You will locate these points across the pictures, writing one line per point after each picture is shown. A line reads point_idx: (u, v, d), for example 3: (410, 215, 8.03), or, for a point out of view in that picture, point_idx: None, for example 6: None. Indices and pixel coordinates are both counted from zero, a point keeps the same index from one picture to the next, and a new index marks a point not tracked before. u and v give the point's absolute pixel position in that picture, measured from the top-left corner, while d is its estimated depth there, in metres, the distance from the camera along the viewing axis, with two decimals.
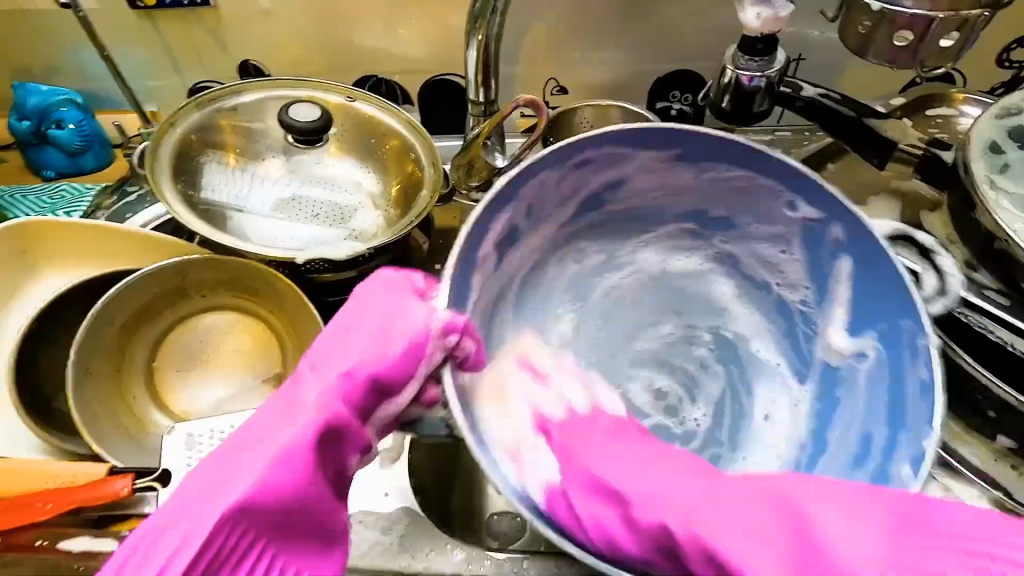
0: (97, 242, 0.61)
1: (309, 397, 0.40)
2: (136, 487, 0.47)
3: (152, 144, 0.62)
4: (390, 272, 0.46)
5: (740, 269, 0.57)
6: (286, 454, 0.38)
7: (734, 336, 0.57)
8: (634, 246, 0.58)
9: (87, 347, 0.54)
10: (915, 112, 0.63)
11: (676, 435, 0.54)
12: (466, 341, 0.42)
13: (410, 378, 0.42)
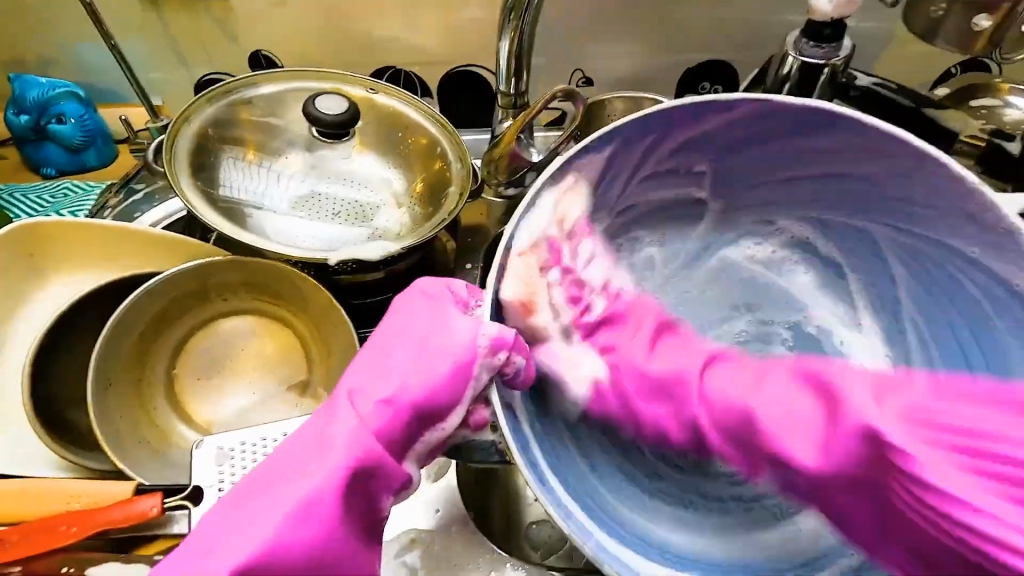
0: (111, 244, 0.57)
1: (336, 431, 0.36)
2: (165, 507, 0.44)
3: (168, 137, 0.59)
4: (426, 286, 0.41)
5: (816, 253, 0.53)
6: (310, 505, 0.34)
7: (817, 330, 0.53)
8: (699, 237, 0.55)
9: (105, 357, 0.51)
10: (962, 101, 0.61)
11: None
12: (515, 358, 0.38)
13: (455, 403, 0.38)
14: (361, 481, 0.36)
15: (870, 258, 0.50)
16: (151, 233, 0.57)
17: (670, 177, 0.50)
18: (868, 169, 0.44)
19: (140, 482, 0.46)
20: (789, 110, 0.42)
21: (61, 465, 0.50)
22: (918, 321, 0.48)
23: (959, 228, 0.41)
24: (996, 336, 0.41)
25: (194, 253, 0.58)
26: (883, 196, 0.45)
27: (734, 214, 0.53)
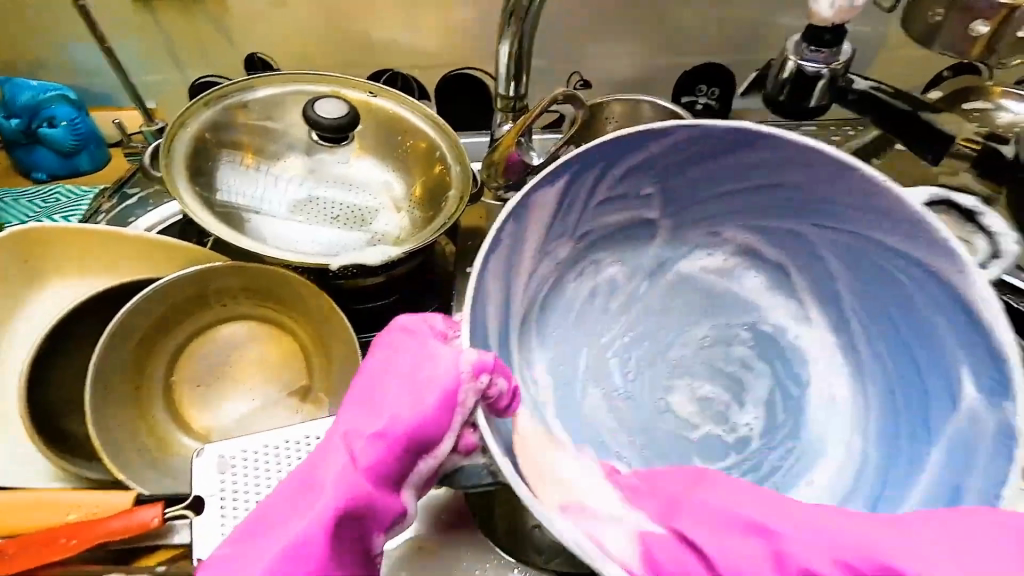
0: (108, 250, 0.56)
1: (322, 475, 0.34)
2: (166, 517, 0.43)
3: (165, 141, 0.59)
4: (407, 320, 0.39)
5: (762, 259, 0.53)
6: (290, 558, 0.31)
7: (772, 330, 0.52)
8: (655, 251, 0.53)
9: (102, 365, 0.50)
10: (953, 104, 0.59)
11: (729, 446, 0.47)
12: (498, 379, 0.35)
13: (443, 433, 0.34)
14: (348, 527, 0.32)
15: (807, 258, 0.50)
16: (148, 238, 0.56)
17: (619, 202, 0.50)
18: (794, 176, 0.46)
19: (140, 492, 0.45)
20: (718, 129, 0.45)
21: (58, 475, 0.49)
22: (861, 314, 0.48)
23: (883, 219, 0.44)
24: (925, 314, 0.43)
25: (192, 259, 0.57)
26: (811, 200, 0.47)
27: (684, 229, 0.53)
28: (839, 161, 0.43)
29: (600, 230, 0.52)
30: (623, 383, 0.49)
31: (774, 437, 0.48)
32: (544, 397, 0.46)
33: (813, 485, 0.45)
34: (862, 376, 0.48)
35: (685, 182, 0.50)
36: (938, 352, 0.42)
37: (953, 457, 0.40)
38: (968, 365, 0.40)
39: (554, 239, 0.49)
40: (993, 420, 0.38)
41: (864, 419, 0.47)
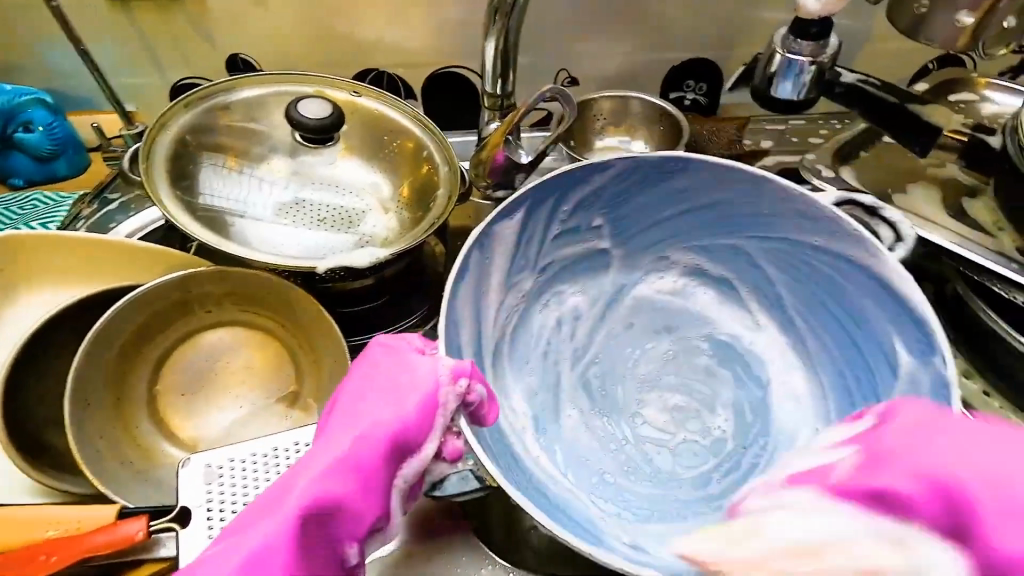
0: (88, 259, 0.55)
1: (297, 477, 0.34)
2: (152, 530, 0.42)
3: (143, 144, 0.57)
4: (387, 336, 0.40)
5: (708, 275, 0.56)
6: (260, 557, 0.31)
7: (728, 337, 0.55)
8: (613, 277, 0.57)
9: (82, 376, 0.49)
10: (940, 96, 0.63)
11: (706, 449, 0.49)
12: (476, 385, 0.37)
13: (426, 437, 0.36)
14: (321, 530, 0.32)
15: (748, 270, 0.55)
16: (130, 246, 0.55)
17: (574, 234, 0.54)
18: (723, 196, 0.51)
19: (124, 505, 0.44)
20: (648, 162, 0.50)
21: (38, 490, 0.48)
22: (801, 312, 0.53)
23: (804, 222, 0.49)
24: (855, 301, 0.48)
25: (175, 264, 0.55)
26: (737, 217, 0.52)
27: (636, 254, 0.56)
28: (758, 179, 0.50)
29: (557, 263, 0.55)
30: (593, 397, 0.51)
31: (747, 437, 0.49)
32: (523, 421, 0.48)
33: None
34: (814, 368, 0.52)
35: (629, 211, 0.54)
36: (871, 327, 0.48)
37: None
38: (896, 331, 0.46)
39: (516, 271, 0.52)
40: (928, 374, 0.42)
41: (825, 410, 0.50)
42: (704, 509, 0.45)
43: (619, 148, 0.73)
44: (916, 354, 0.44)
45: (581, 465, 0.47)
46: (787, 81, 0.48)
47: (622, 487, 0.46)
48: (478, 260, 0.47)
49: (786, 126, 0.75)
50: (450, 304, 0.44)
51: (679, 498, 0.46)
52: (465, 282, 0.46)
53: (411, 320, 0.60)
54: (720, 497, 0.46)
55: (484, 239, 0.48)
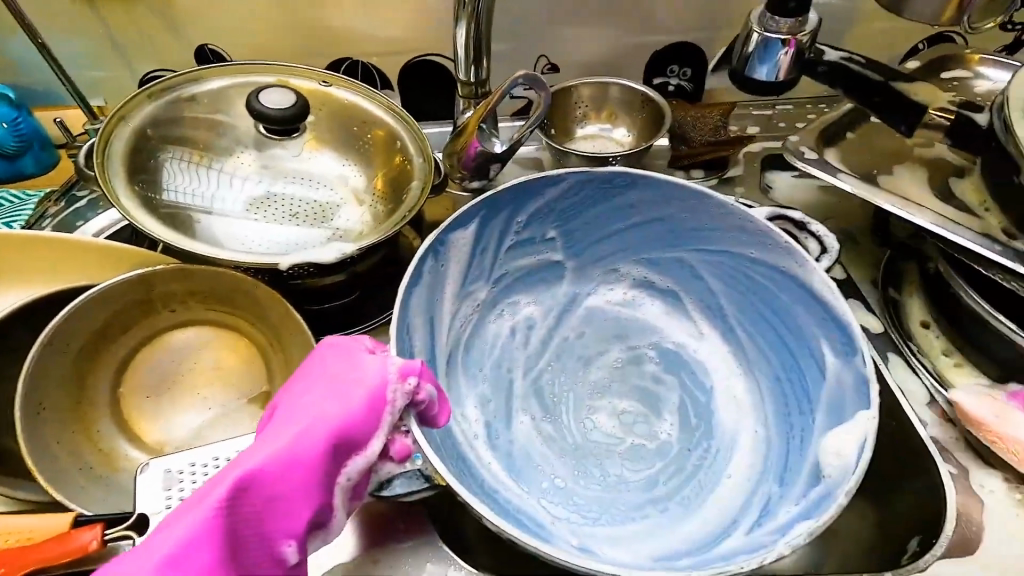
0: (49, 257, 0.53)
1: (231, 468, 0.33)
2: (107, 538, 0.40)
3: (98, 139, 0.54)
4: (337, 336, 0.41)
5: (656, 288, 0.56)
6: (187, 551, 0.30)
7: (674, 346, 0.54)
8: (564, 289, 0.56)
9: (36, 379, 0.47)
10: (931, 74, 0.61)
11: (653, 453, 0.48)
12: (425, 384, 0.38)
13: (371, 433, 0.36)
14: (256, 525, 0.32)
15: (692, 281, 0.54)
16: (90, 243, 0.53)
17: (527, 245, 0.54)
18: (669, 211, 0.52)
19: (81, 512, 0.42)
20: (597, 177, 0.51)
21: None
22: (743, 322, 0.53)
23: (740, 237, 0.50)
24: (789, 309, 0.49)
25: (138, 260, 0.54)
26: (682, 232, 0.53)
27: (586, 267, 0.56)
28: (692, 192, 0.50)
29: (512, 273, 0.55)
30: (544, 402, 0.51)
31: (693, 439, 0.49)
32: (475, 428, 0.48)
33: (732, 477, 0.47)
34: (754, 374, 0.51)
35: (580, 225, 0.54)
36: (801, 330, 0.48)
37: (830, 416, 0.44)
38: (823, 335, 0.47)
39: (471, 281, 0.53)
40: (853, 377, 0.44)
41: (762, 412, 0.49)
42: (648, 511, 0.45)
43: (601, 136, 0.71)
44: (838, 349, 0.45)
45: (530, 468, 0.47)
46: (764, 66, 0.46)
47: (573, 492, 0.46)
48: (433, 266, 0.49)
49: (771, 111, 0.73)
50: (404, 308, 0.46)
51: (628, 501, 0.46)
52: (418, 290, 0.47)
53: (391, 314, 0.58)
54: (665, 498, 0.46)
55: (438, 246, 0.49)
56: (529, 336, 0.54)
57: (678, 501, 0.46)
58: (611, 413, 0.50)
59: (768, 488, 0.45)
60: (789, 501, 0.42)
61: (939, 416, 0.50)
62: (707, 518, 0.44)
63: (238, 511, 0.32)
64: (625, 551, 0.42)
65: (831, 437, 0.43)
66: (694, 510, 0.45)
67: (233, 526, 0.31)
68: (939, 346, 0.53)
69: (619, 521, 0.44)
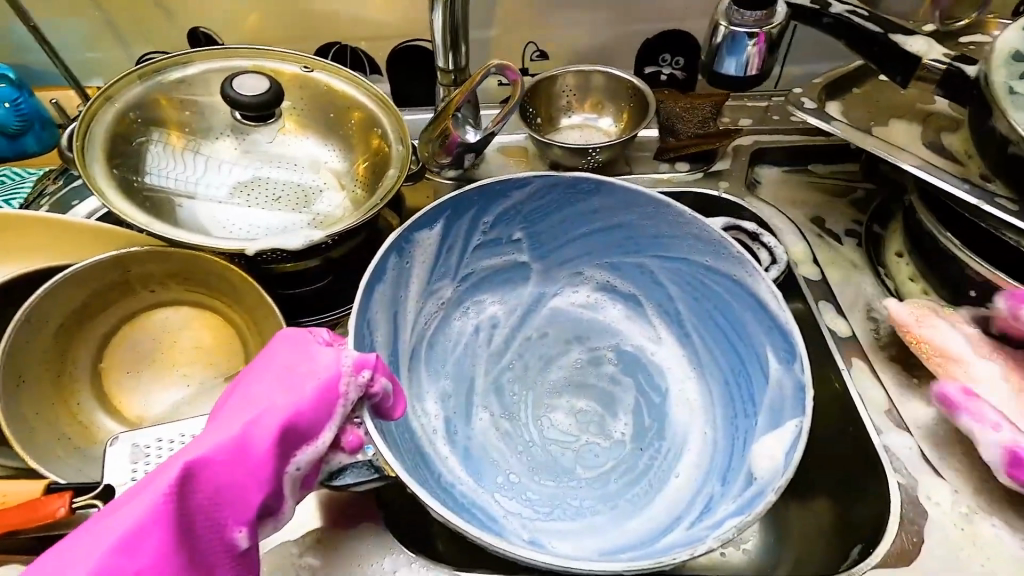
0: (34, 236, 0.55)
1: (184, 454, 0.34)
2: (74, 507, 0.42)
3: (80, 123, 0.56)
4: (292, 328, 0.41)
5: (617, 293, 0.58)
6: (138, 533, 0.30)
7: (633, 349, 0.56)
8: (529, 290, 0.58)
9: (15, 352, 0.49)
10: (949, 36, 0.58)
11: (607, 451, 0.50)
12: (380, 378, 0.39)
13: (324, 423, 0.37)
14: (207, 510, 0.33)
15: (652, 288, 0.57)
16: (72, 223, 0.55)
17: (493, 247, 0.56)
18: (629, 218, 0.54)
19: (53, 480, 0.45)
20: (561, 181, 0.53)
21: None
22: (697, 328, 0.55)
23: (696, 244, 0.52)
24: (737, 314, 0.51)
25: (117, 241, 0.55)
26: (644, 239, 0.55)
27: (552, 270, 0.58)
28: (656, 201, 0.52)
29: (478, 273, 0.57)
30: (504, 401, 0.52)
31: (645, 439, 0.51)
32: (434, 423, 0.49)
33: (680, 476, 0.48)
34: (705, 378, 0.53)
35: (547, 227, 0.56)
36: (750, 338, 0.50)
37: (770, 419, 0.46)
38: (770, 344, 0.48)
39: (436, 279, 0.54)
40: (792, 382, 0.45)
41: (712, 414, 0.51)
42: (598, 509, 0.46)
43: (586, 125, 0.70)
44: (782, 355, 0.46)
45: (486, 462, 0.48)
46: (732, 57, 0.46)
47: (526, 486, 0.47)
48: (397, 261, 0.49)
49: (768, 103, 0.70)
50: (367, 304, 0.46)
51: (579, 496, 0.47)
52: (381, 285, 0.48)
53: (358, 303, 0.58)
54: (616, 496, 0.47)
55: (404, 242, 0.49)
56: (494, 333, 0.56)
57: (628, 499, 0.47)
58: (568, 410, 0.52)
59: (712, 487, 0.46)
60: (729, 499, 0.43)
61: (896, 424, 0.48)
62: (654, 515, 0.46)
63: (188, 498, 0.32)
64: (570, 544, 0.43)
65: (766, 440, 0.45)
66: (643, 509, 0.46)
67: (184, 510, 0.32)
68: (908, 273, 0.57)
69: (567, 508, 0.46)
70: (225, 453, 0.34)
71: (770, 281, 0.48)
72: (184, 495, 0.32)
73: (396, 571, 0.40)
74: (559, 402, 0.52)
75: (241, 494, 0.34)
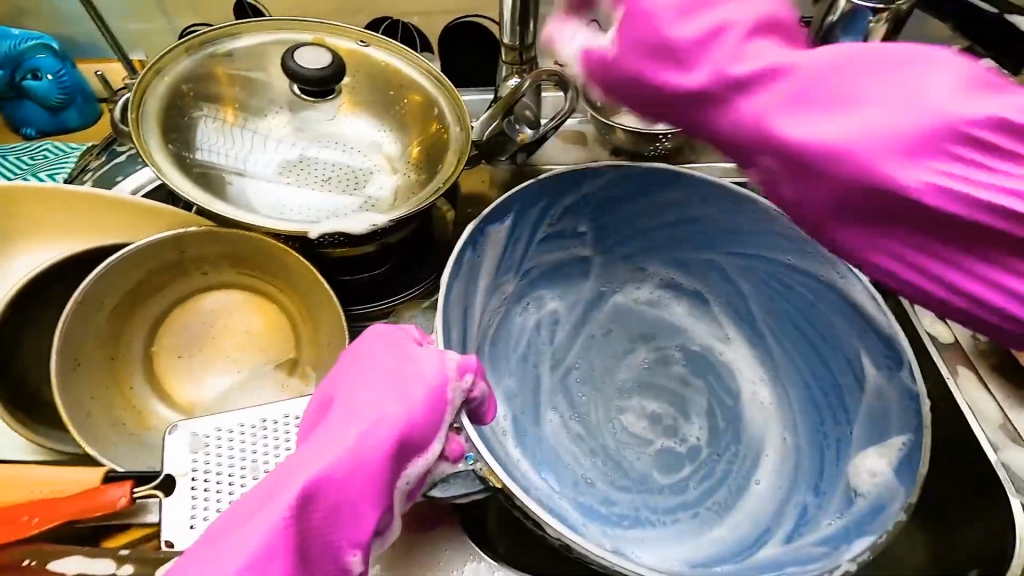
0: (83, 212, 0.53)
1: (298, 469, 0.28)
2: (135, 496, 0.41)
3: (133, 97, 0.53)
4: (382, 325, 0.36)
5: (681, 291, 0.55)
6: (259, 561, 0.26)
7: (701, 350, 0.53)
8: (592, 286, 0.55)
9: (72, 329, 0.48)
10: None
11: (683, 457, 0.47)
12: (481, 381, 0.35)
13: (434, 433, 0.32)
14: (324, 533, 0.28)
15: (721, 285, 0.53)
16: (121, 200, 0.52)
17: (559, 239, 0.53)
18: (705, 212, 0.51)
19: (112, 468, 0.43)
20: (639, 170, 0.50)
21: (28, 449, 0.47)
22: (771, 330, 0.51)
23: (778, 243, 0.49)
24: (825, 320, 0.48)
25: (166, 219, 0.53)
26: (720, 232, 0.51)
27: (613, 267, 0.55)
28: (740, 199, 0.49)
29: (541, 267, 0.53)
30: (572, 400, 0.50)
31: (720, 444, 0.48)
32: (503, 425, 0.46)
33: (760, 483, 0.46)
34: (782, 384, 0.50)
35: (616, 222, 0.53)
36: (838, 342, 0.47)
37: (871, 431, 0.43)
38: (863, 350, 0.45)
39: (502, 272, 0.51)
40: (897, 391, 0.42)
41: (792, 422, 0.48)
42: (680, 516, 0.44)
43: None
44: (885, 367, 0.43)
45: (559, 466, 0.46)
46: (848, 36, 0.44)
47: (602, 491, 0.45)
48: (470, 251, 0.46)
49: None
50: (446, 295, 0.44)
51: (658, 504, 0.45)
52: (457, 277, 0.45)
53: (416, 290, 0.55)
54: (697, 503, 0.45)
55: (481, 233, 0.47)
56: (560, 329, 0.53)
57: (711, 507, 0.45)
58: (642, 413, 0.49)
59: (803, 497, 0.44)
60: (829, 512, 0.42)
61: (1013, 439, 0.43)
62: (739, 525, 0.44)
63: (305, 523, 0.27)
64: (655, 555, 0.41)
65: (866, 454, 0.42)
66: (727, 516, 0.44)
67: (305, 531, 0.27)
68: None
69: (643, 518, 0.44)
70: (340, 468, 0.28)
71: (867, 283, 0.45)
72: (300, 519, 0.27)
73: None
74: (630, 403, 0.50)
75: (360, 514, 0.29)
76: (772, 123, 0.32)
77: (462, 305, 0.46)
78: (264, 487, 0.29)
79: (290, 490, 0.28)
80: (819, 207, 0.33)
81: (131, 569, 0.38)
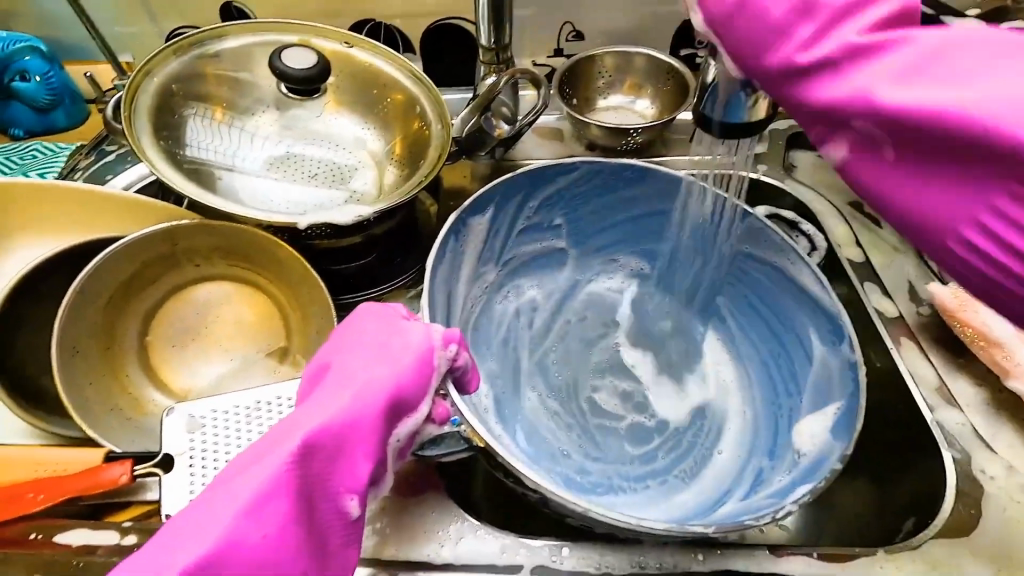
0: (76, 209, 0.55)
1: (295, 426, 0.31)
2: (136, 474, 0.43)
3: (124, 96, 0.55)
4: (373, 303, 0.39)
5: (652, 278, 0.58)
6: (262, 501, 0.28)
7: (672, 333, 0.57)
8: (568, 275, 0.58)
9: (69, 319, 0.50)
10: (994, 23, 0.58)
11: (652, 430, 0.51)
12: (465, 351, 0.37)
13: (423, 396, 0.35)
14: (321, 482, 0.31)
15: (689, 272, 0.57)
16: (114, 196, 0.54)
17: (535, 231, 0.56)
18: (670, 204, 0.54)
19: (111, 449, 0.45)
20: (608, 166, 0.53)
21: (29, 435, 0.49)
22: (734, 311, 0.55)
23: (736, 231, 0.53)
24: (781, 300, 0.52)
25: (158, 213, 0.55)
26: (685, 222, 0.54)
27: (589, 257, 0.58)
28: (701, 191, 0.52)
29: (521, 257, 0.57)
30: (550, 379, 0.53)
31: (687, 417, 0.52)
32: (485, 402, 0.49)
33: (723, 452, 0.50)
34: (743, 362, 0.54)
35: (588, 214, 0.56)
36: (790, 321, 0.51)
37: (816, 400, 0.47)
38: (813, 326, 0.49)
39: (483, 262, 0.54)
40: (839, 361, 0.45)
41: (751, 395, 0.52)
42: (649, 483, 0.48)
43: (622, 108, 0.69)
44: (830, 340, 0.47)
45: (537, 439, 0.49)
46: None
47: (577, 462, 0.48)
48: (452, 241, 0.49)
49: None
50: (431, 280, 0.46)
51: (629, 473, 0.48)
52: (440, 264, 0.48)
53: (404, 279, 0.58)
54: (664, 471, 0.49)
55: (461, 224, 0.49)
56: (539, 314, 0.56)
57: (678, 475, 0.48)
58: (613, 390, 0.53)
59: (760, 460, 0.48)
60: (780, 470, 0.45)
61: (946, 402, 0.48)
62: (703, 489, 0.47)
63: (303, 473, 0.30)
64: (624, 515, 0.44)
65: (813, 417, 0.46)
66: (693, 481, 0.48)
67: (302, 481, 0.30)
68: None
69: (616, 484, 0.47)
70: (334, 426, 0.31)
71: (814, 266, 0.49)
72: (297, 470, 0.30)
73: (462, 538, 0.40)
74: (604, 381, 0.53)
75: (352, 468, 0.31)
76: (914, 80, 0.29)
77: (444, 291, 0.49)
78: (264, 443, 0.32)
79: (288, 444, 0.30)
80: (882, 188, 0.32)
81: (135, 540, 0.41)
